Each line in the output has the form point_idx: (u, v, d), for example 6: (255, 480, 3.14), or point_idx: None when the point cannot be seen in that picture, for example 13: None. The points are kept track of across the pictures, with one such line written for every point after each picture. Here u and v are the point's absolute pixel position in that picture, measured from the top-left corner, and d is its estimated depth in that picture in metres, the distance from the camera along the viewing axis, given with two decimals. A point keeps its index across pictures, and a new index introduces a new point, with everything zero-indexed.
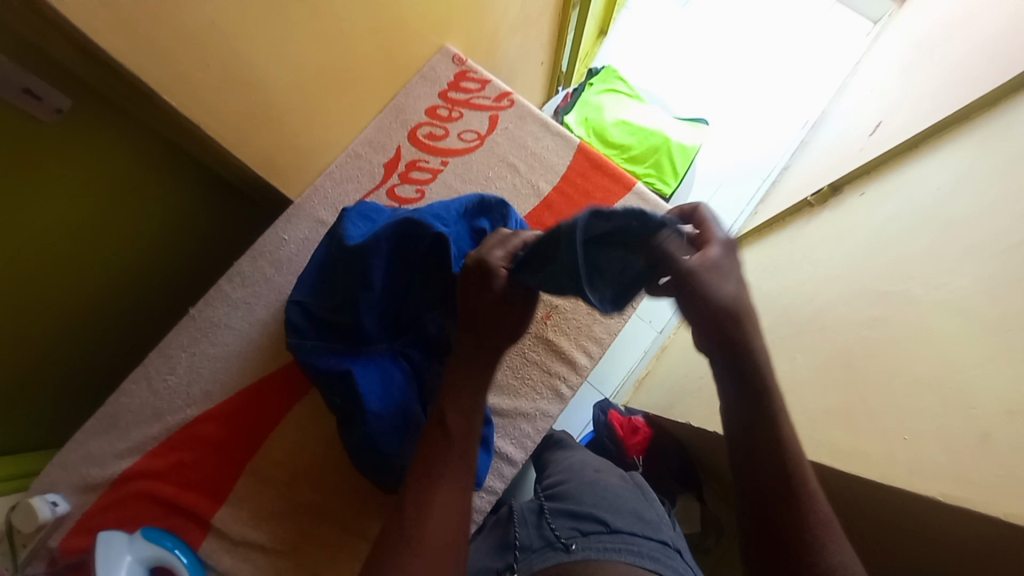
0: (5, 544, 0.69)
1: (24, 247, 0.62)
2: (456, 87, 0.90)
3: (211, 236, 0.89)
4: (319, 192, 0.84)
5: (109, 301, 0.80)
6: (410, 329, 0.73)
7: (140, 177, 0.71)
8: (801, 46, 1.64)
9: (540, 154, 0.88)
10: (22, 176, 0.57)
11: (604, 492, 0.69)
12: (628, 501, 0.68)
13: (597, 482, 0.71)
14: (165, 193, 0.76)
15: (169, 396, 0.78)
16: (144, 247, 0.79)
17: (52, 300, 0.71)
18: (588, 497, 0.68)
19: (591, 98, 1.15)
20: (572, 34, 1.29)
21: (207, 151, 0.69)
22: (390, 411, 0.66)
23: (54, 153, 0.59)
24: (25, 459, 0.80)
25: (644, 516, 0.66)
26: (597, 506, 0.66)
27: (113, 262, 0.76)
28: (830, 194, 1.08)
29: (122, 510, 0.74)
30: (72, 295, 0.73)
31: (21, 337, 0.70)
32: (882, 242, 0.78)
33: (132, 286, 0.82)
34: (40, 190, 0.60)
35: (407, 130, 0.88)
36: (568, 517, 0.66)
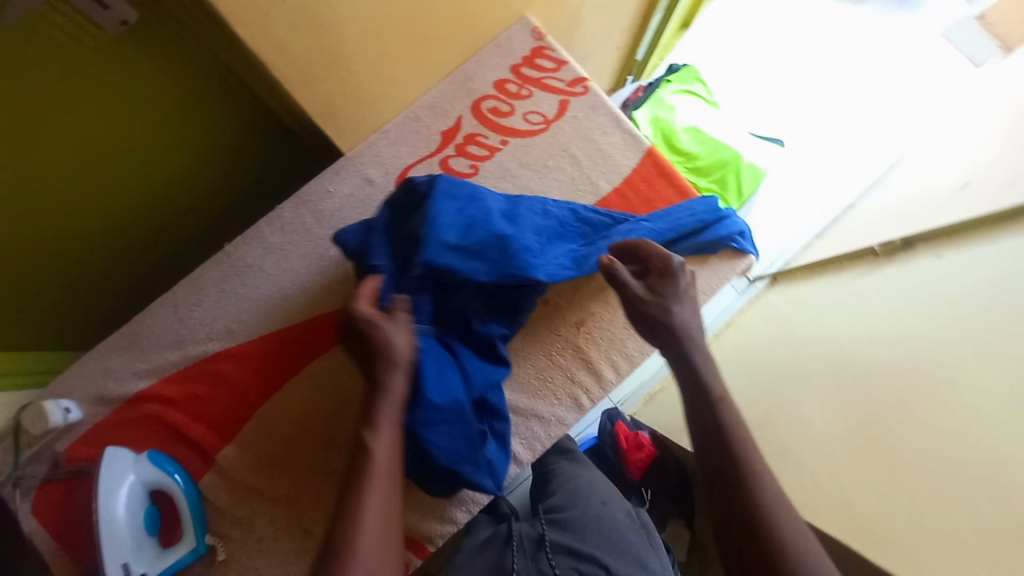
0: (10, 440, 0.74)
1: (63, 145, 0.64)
2: (530, 63, 0.84)
3: (259, 172, 0.87)
4: (372, 149, 0.81)
5: (130, 215, 0.79)
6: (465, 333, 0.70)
7: (178, 97, 0.68)
8: (892, 77, 1.50)
9: (605, 151, 0.83)
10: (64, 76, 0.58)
11: (608, 530, 0.70)
12: (631, 544, 0.68)
13: (602, 518, 0.72)
14: (204, 118, 0.73)
15: (193, 326, 0.78)
16: (173, 170, 0.77)
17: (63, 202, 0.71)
18: (591, 534, 0.69)
19: (666, 96, 1.08)
20: (657, 22, 1.19)
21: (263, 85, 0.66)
22: (443, 405, 0.62)
23: (96, 61, 0.58)
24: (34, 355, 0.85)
25: (646, 565, 0.66)
26: (600, 548, 0.67)
27: (133, 177, 0.74)
28: (900, 248, 0.98)
29: (131, 429, 0.76)
30: (87, 201, 0.72)
31: (33, 230, 0.71)
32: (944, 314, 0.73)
33: (158, 206, 0.81)
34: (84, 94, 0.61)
35: (471, 100, 0.83)
36: (568, 555, 0.67)
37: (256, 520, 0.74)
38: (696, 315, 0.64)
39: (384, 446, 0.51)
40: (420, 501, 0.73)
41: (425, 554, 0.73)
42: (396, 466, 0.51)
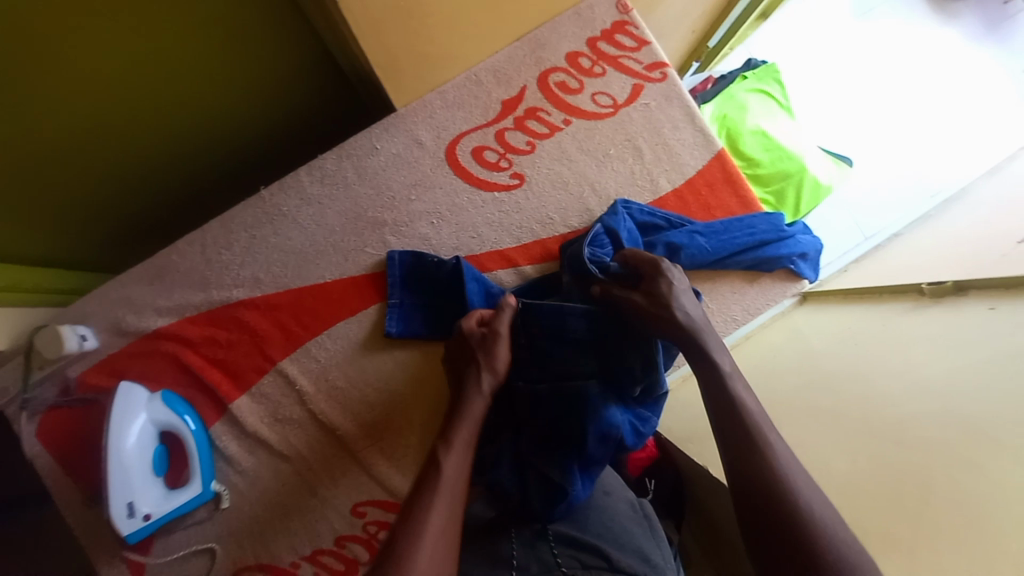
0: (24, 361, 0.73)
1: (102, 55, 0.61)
2: (608, 38, 0.77)
3: (303, 114, 0.82)
4: (426, 108, 0.76)
5: (147, 129, 0.72)
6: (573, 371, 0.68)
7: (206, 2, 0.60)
8: (967, 106, 1.41)
9: (673, 147, 0.78)
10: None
11: (609, 522, 0.66)
12: (634, 537, 0.65)
13: (605, 508, 0.69)
14: (240, 36, 0.66)
15: (219, 270, 0.75)
16: (197, 87, 0.70)
17: (66, 97, 0.63)
18: (594, 524, 0.65)
19: (738, 94, 1.02)
20: (740, 10, 1.10)
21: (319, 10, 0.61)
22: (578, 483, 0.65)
23: None
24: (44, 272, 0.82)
25: (649, 558, 0.62)
26: (601, 536, 0.63)
27: (149, 84, 0.67)
28: (950, 292, 0.93)
29: (147, 365, 0.74)
30: (89, 98, 0.65)
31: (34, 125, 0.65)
32: (997, 373, 0.69)
33: (183, 126, 0.74)
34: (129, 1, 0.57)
35: (539, 70, 0.77)
36: (570, 545, 0.62)
37: (263, 473, 0.73)
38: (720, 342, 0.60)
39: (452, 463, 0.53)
40: None
41: None
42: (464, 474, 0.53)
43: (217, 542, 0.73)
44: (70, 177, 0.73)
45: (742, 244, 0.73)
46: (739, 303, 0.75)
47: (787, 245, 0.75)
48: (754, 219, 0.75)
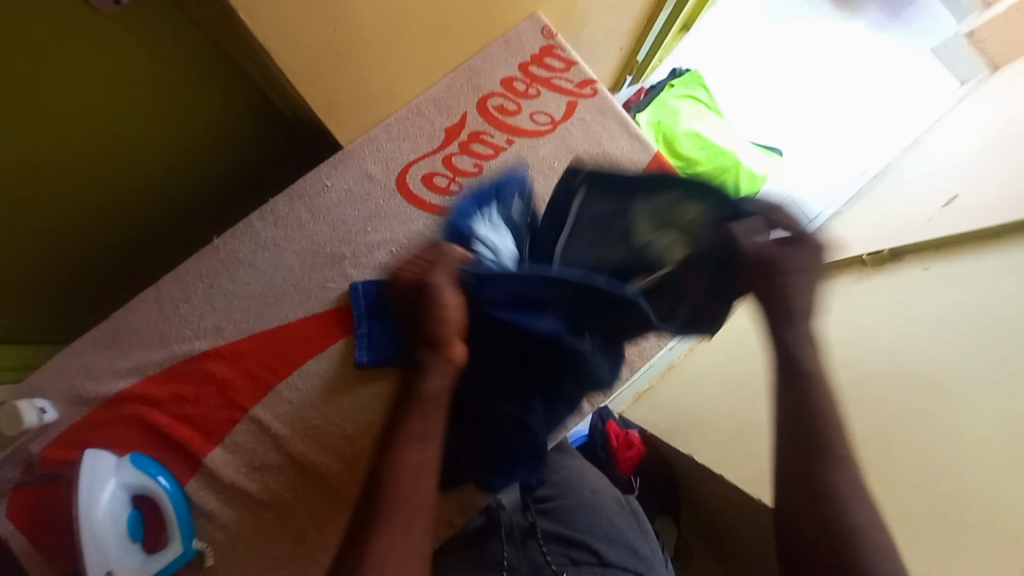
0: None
1: (52, 129, 0.62)
2: (538, 61, 0.82)
3: (253, 159, 0.84)
4: (373, 143, 0.78)
5: (83, 190, 0.71)
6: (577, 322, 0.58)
7: (133, 63, 0.61)
8: (880, 90, 1.53)
9: (611, 155, 0.82)
10: (56, 62, 0.56)
11: (597, 517, 0.69)
12: (622, 531, 0.68)
13: (593, 506, 0.71)
14: (183, 91, 0.68)
15: (180, 323, 0.74)
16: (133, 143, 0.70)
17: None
18: (581, 521, 0.68)
19: (668, 100, 1.08)
20: (660, 24, 1.18)
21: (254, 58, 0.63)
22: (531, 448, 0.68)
23: (95, 43, 0.57)
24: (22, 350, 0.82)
25: (637, 551, 0.65)
26: (590, 534, 0.66)
27: (82, 147, 0.66)
28: (887, 259, 1.00)
29: (112, 431, 0.72)
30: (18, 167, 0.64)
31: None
32: (931, 328, 0.75)
33: (122, 183, 0.74)
34: (74, 76, 0.59)
35: (477, 97, 0.81)
36: (559, 542, 0.66)
37: (246, 525, 0.72)
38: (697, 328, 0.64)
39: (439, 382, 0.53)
40: None
41: None
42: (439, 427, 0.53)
43: None
44: (22, 246, 0.73)
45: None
46: None
47: None
48: None
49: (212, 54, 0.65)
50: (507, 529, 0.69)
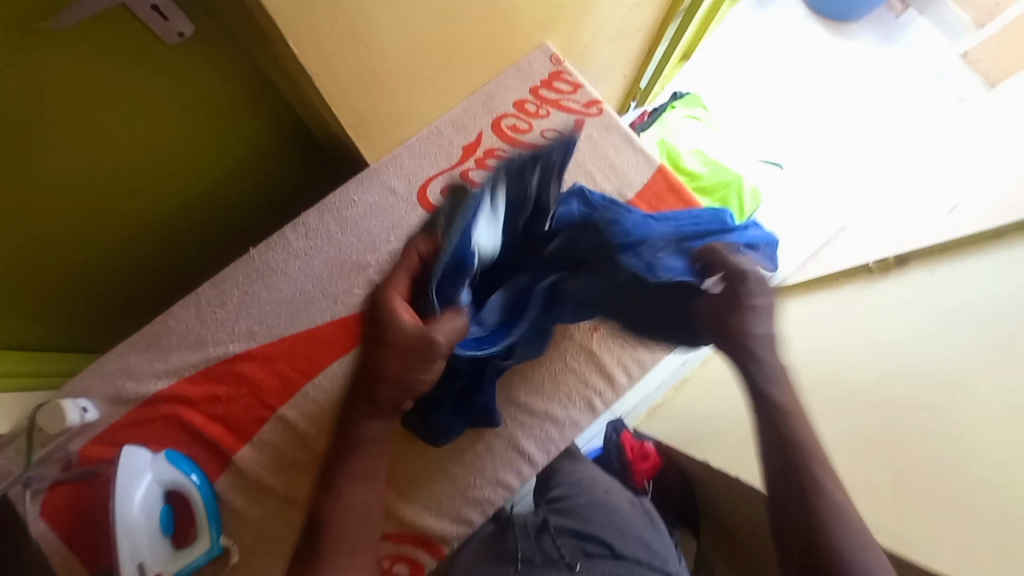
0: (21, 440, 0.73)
1: (107, 151, 0.68)
2: (548, 85, 0.90)
3: (286, 178, 0.91)
4: (396, 161, 0.85)
5: (125, 207, 0.76)
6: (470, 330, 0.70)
7: (185, 92, 0.67)
8: (878, 109, 1.59)
9: (618, 167, 0.88)
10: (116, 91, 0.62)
11: (611, 515, 0.70)
12: (635, 528, 0.69)
13: (606, 503, 0.72)
14: (228, 116, 0.74)
15: (216, 328, 0.79)
16: (180, 165, 0.76)
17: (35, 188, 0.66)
18: (595, 517, 0.69)
19: (671, 120, 1.15)
20: (662, 52, 1.26)
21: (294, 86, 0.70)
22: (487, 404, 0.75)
23: (151, 73, 0.62)
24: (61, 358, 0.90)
25: (650, 546, 0.66)
26: (603, 528, 0.68)
27: (133, 167, 0.72)
28: (893, 266, 1.03)
29: (149, 429, 0.76)
30: (66, 189, 0.68)
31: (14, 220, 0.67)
32: (936, 326, 0.77)
33: (163, 202, 0.80)
34: (130, 103, 0.64)
35: (492, 118, 0.88)
36: (573, 536, 0.67)
37: (271, 522, 0.74)
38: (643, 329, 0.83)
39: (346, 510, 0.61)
40: (437, 500, 0.76)
41: (441, 556, 0.75)
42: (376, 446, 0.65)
43: None
44: (75, 258, 0.78)
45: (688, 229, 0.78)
46: None
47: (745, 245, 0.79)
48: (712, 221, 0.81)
49: (259, 86, 0.72)
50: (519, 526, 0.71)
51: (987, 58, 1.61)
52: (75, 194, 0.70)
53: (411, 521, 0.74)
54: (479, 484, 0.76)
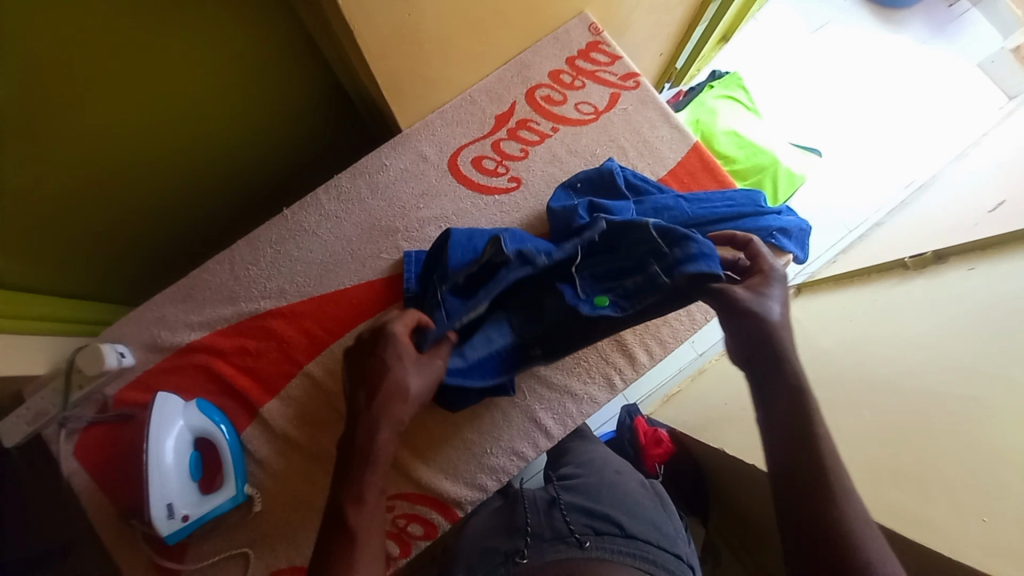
0: (61, 381, 0.75)
1: (150, 103, 0.70)
2: (585, 56, 0.88)
3: (319, 141, 0.92)
4: (428, 128, 0.85)
5: (160, 154, 0.77)
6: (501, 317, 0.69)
7: (228, 38, 0.67)
8: (925, 101, 1.52)
9: (652, 144, 0.86)
10: (160, 42, 0.63)
11: (621, 494, 0.69)
12: (645, 508, 0.68)
13: (616, 484, 0.71)
14: (267, 74, 0.74)
15: (247, 284, 0.81)
16: (217, 116, 0.77)
17: (76, 122, 0.66)
18: (605, 496, 0.68)
19: (707, 101, 1.12)
20: (701, 31, 1.23)
21: (333, 44, 0.70)
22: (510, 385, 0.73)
23: (195, 24, 0.63)
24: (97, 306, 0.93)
25: (660, 527, 0.66)
26: (613, 508, 0.66)
27: (174, 123, 0.74)
28: (931, 261, 0.99)
29: (181, 377, 0.79)
30: (105, 125, 0.69)
31: (54, 153, 0.68)
32: (978, 321, 0.74)
33: (197, 155, 0.81)
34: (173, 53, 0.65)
35: (526, 88, 0.87)
36: (582, 513, 0.66)
37: (293, 474, 0.77)
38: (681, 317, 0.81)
39: (372, 520, 0.51)
40: (453, 464, 0.77)
41: (454, 518, 0.77)
42: (388, 457, 0.55)
43: (250, 547, 0.75)
44: (115, 208, 0.81)
45: (723, 212, 0.77)
46: None
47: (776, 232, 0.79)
48: (747, 203, 0.80)
49: (300, 41, 0.72)
50: (530, 500, 0.71)
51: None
52: (121, 145, 0.73)
53: (427, 482, 0.76)
54: (495, 452, 0.77)
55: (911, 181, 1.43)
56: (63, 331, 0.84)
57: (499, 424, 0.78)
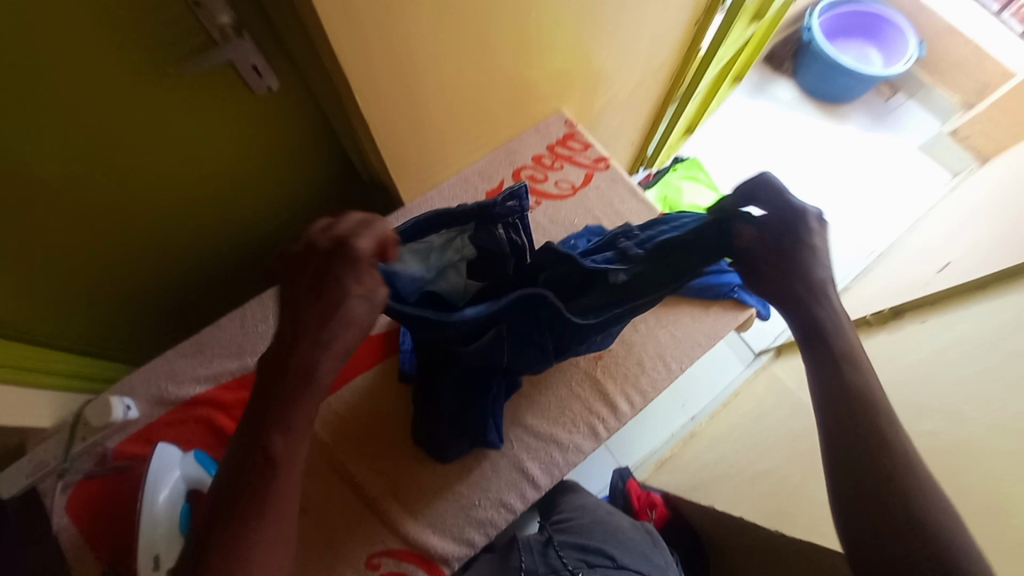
0: (65, 434, 0.79)
1: (188, 177, 0.80)
2: (562, 144, 1.04)
3: (328, 212, 1.04)
4: (427, 202, 0.98)
5: (188, 224, 0.88)
6: (511, 321, 0.68)
7: (266, 126, 0.79)
8: (873, 181, 1.71)
9: (623, 214, 0.99)
10: (208, 128, 0.74)
11: (614, 530, 0.71)
12: (637, 543, 0.70)
13: (608, 521, 0.73)
14: (291, 153, 0.87)
15: (255, 339, 0.87)
16: (244, 188, 0.88)
17: (123, 199, 0.77)
18: (598, 532, 0.70)
19: (674, 180, 1.28)
20: (664, 124, 1.42)
21: (352, 138, 0.84)
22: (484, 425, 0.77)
23: (238, 115, 0.75)
24: (101, 365, 0.98)
25: (651, 559, 0.67)
26: (605, 542, 0.68)
27: (205, 192, 0.84)
28: (890, 317, 1.07)
29: (182, 430, 0.82)
30: (151, 195, 0.80)
31: (98, 223, 0.79)
32: (937, 366, 0.80)
33: (222, 222, 0.92)
34: (216, 137, 0.77)
35: (512, 169, 1.02)
36: (576, 549, 0.68)
37: None
38: (661, 377, 0.86)
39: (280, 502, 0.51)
40: (441, 517, 0.77)
41: None
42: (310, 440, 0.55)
43: None
44: (141, 268, 0.90)
45: None
46: (701, 330, 0.88)
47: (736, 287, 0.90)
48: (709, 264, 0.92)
49: (324, 133, 0.86)
50: (524, 540, 0.72)
51: (977, 134, 1.69)
52: (159, 214, 0.83)
53: (414, 537, 0.75)
54: (483, 504, 0.78)
55: (871, 250, 1.56)
56: (58, 387, 0.89)
57: (488, 476, 0.79)
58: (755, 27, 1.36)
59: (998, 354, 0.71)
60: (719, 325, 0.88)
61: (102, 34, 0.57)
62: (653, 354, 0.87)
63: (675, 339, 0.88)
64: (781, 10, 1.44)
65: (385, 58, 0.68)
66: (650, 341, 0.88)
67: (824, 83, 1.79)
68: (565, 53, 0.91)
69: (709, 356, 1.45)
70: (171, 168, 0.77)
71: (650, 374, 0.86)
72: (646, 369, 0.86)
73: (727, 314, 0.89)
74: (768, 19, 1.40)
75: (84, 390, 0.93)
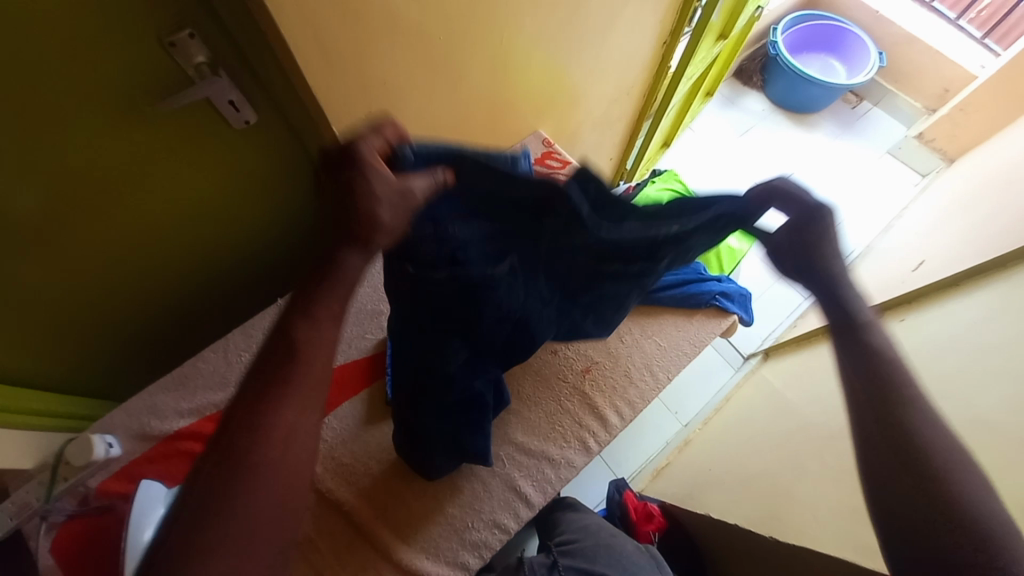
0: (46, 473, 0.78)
1: (169, 212, 0.81)
2: (540, 162, 1.06)
3: (310, 238, 1.05)
4: None
5: (152, 258, 0.86)
6: (522, 251, 0.61)
7: (246, 158, 0.81)
8: (847, 184, 1.76)
9: None
10: (188, 163, 0.75)
11: (619, 556, 0.71)
12: (642, 569, 0.70)
13: (613, 546, 0.73)
14: (272, 182, 0.88)
15: (239, 369, 0.87)
16: (224, 219, 0.89)
17: (96, 235, 0.76)
18: (604, 559, 0.71)
19: (652, 192, 1.31)
20: (640, 140, 1.46)
21: None
22: (475, 445, 0.76)
23: (217, 149, 0.76)
24: (66, 399, 0.93)
25: None
26: (612, 570, 0.69)
27: (185, 226, 0.85)
28: None
29: (166, 465, 0.81)
30: (131, 233, 0.80)
31: (76, 264, 0.78)
32: (915, 364, 0.82)
33: (203, 253, 0.92)
34: (196, 170, 0.77)
35: None
36: None
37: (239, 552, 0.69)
38: (650, 387, 0.86)
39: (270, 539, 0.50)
40: (434, 542, 0.76)
41: None
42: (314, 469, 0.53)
43: None
44: (121, 304, 0.89)
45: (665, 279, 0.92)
46: (685, 338, 0.89)
47: (717, 294, 0.92)
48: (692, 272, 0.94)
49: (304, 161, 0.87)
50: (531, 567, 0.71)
51: (942, 138, 1.74)
52: (140, 250, 0.83)
53: (407, 564, 0.74)
54: (476, 526, 0.77)
55: (850, 251, 1.60)
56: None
57: (482, 497, 0.78)
58: (721, 44, 1.41)
59: (971, 347, 0.73)
60: (702, 334, 0.90)
61: (81, 64, 0.57)
62: (639, 366, 0.88)
63: (661, 349, 0.89)
64: (746, 28, 1.50)
65: (362, 90, 0.70)
66: (636, 352, 0.89)
67: (792, 94, 1.85)
68: (538, 75, 0.93)
69: (698, 363, 1.46)
70: (151, 204, 0.78)
71: (639, 387, 0.87)
72: (634, 381, 0.87)
73: (709, 321, 0.91)
74: (733, 36, 1.45)
75: (37, 427, 0.87)
